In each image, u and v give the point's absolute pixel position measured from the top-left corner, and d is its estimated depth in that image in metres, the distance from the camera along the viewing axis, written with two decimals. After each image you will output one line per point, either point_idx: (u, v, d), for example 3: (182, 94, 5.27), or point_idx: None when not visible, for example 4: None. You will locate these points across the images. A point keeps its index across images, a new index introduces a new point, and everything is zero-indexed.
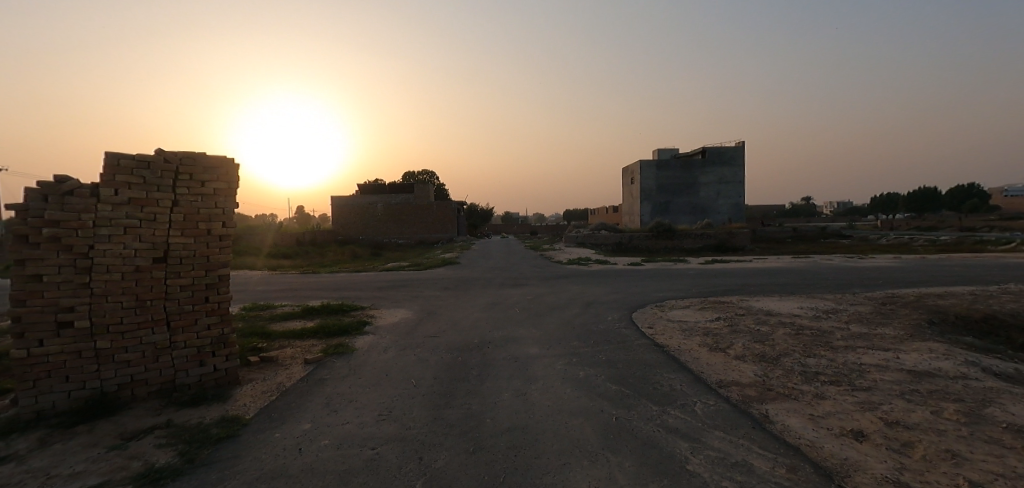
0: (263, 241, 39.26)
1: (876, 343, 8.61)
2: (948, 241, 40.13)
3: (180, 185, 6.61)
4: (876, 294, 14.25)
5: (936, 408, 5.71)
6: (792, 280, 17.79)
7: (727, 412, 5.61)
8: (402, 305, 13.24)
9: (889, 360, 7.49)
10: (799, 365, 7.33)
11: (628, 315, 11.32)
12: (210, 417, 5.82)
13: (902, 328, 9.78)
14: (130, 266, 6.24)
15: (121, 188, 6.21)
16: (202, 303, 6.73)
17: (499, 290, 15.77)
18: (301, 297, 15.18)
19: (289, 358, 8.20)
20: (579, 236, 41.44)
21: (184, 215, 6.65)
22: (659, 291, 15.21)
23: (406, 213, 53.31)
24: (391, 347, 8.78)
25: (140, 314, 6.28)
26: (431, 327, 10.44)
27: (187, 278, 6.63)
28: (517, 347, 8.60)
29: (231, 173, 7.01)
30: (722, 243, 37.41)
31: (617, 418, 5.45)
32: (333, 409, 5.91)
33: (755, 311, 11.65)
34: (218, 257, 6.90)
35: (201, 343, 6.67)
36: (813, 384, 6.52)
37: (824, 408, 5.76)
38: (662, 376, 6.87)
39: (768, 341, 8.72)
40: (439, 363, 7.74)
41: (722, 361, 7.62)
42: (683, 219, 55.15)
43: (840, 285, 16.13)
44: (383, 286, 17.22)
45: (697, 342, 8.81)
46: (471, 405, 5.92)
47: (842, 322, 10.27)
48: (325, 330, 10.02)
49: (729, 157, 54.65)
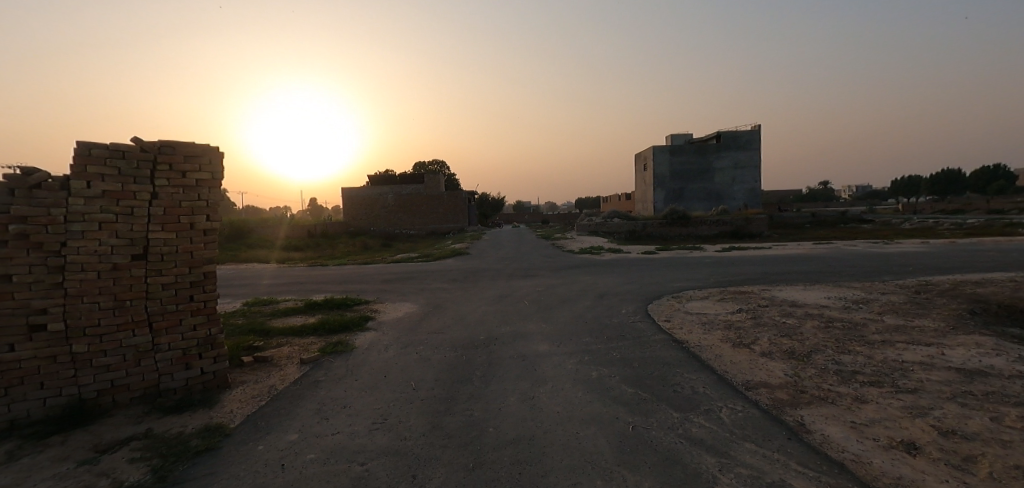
0: (275, 234, 39.26)
1: (916, 337, 7.92)
2: (976, 224, 38.67)
3: (159, 176, 6.16)
4: (907, 281, 13.44)
5: (996, 414, 5.07)
6: (816, 267, 16.96)
7: (757, 420, 5.03)
8: (408, 299, 12.78)
9: (934, 357, 6.83)
10: (833, 363, 6.70)
11: (644, 308, 10.74)
12: (192, 426, 5.39)
13: (941, 319, 9.05)
14: (107, 264, 5.82)
15: (94, 180, 5.76)
16: (186, 302, 6.30)
17: (509, 282, 15.25)
18: (306, 291, 14.81)
19: (285, 358, 7.77)
20: (591, 225, 40.77)
21: (164, 208, 6.19)
22: (675, 281, 14.61)
23: (417, 204, 52.96)
24: (393, 345, 8.31)
25: (119, 315, 5.86)
26: (436, 322, 9.96)
27: (170, 276, 6.20)
28: (526, 344, 8.08)
29: (215, 162, 6.53)
30: (739, 230, 36.47)
31: (634, 428, 4.90)
32: (324, 416, 5.45)
33: (779, 302, 10.98)
34: (202, 253, 6.44)
35: (187, 344, 6.26)
36: (851, 386, 5.90)
37: (866, 414, 5.15)
38: (683, 377, 6.31)
39: (796, 336, 8.09)
40: (443, 362, 7.26)
41: (748, 359, 7.03)
42: (697, 205, 54.07)
43: (866, 273, 15.31)
44: (390, 279, 16.79)
45: (718, 337, 8.20)
46: (473, 412, 5.41)
47: (875, 314, 9.57)
48: (327, 326, 9.59)
49: (745, 141, 53.23)
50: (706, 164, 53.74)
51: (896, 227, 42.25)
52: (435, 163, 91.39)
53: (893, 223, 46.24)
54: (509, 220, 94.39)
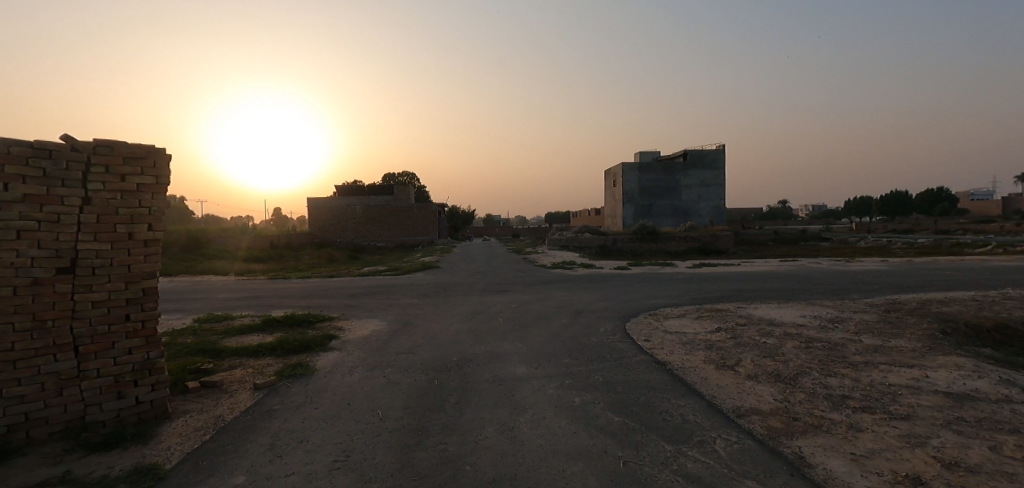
0: (235, 245, 37.66)
1: (896, 357, 7.81)
2: (926, 243, 40.35)
3: (93, 179, 5.46)
4: (876, 300, 13.57)
5: (993, 443, 4.87)
6: (787, 285, 17.08)
7: (756, 453, 4.68)
8: (375, 316, 12.10)
9: (919, 380, 6.67)
10: (822, 387, 6.47)
11: (622, 326, 10.40)
12: (120, 467, 4.67)
13: (917, 339, 9.03)
14: (25, 278, 5.10)
15: (12, 182, 5.04)
16: (121, 322, 5.58)
17: (482, 297, 14.77)
18: (265, 307, 13.92)
19: (236, 383, 7.04)
20: (563, 239, 40.69)
21: (98, 216, 5.48)
22: (651, 298, 14.40)
23: (385, 215, 51.86)
24: (358, 367, 7.67)
25: (37, 338, 5.12)
26: (405, 341, 9.36)
27: (102, 293, 5.47)
28: (502, 366, 7.59)
29: (160, 165, 5.87)
30: (706, 246, 37.02)
31: (625, 463, 4.48)
32: (277, 453, 4.82)
33: (756, 320, 10.84)
34: (142, 267, 5.72)
35: (120, 370, 5.54)
36: (843, 412, 5.64)
37: (864, 444, 4.87)
38: (670, 403, 5.95)
39: (779, 357, 7.88)
40: (413, 387, 6.69)
41: (734, 382, 6.74)
42: (665, 221, 54.83)
43: (835, 291, 15.48)
44: (357, 293, 16.06)
45: (701, 358, 7.91)
46: (447, 446, 4.88)
47: (852, 333, 9.50)
48: (285, 346, 8.85)
49: (710, 160, 54.55)
50: (674, 181, 54.76)
51: (853, 245, 43.72)
52: (406, 175, 90.51)
53: (852, 241, 47.81)
54: (480, 233, 93.77)
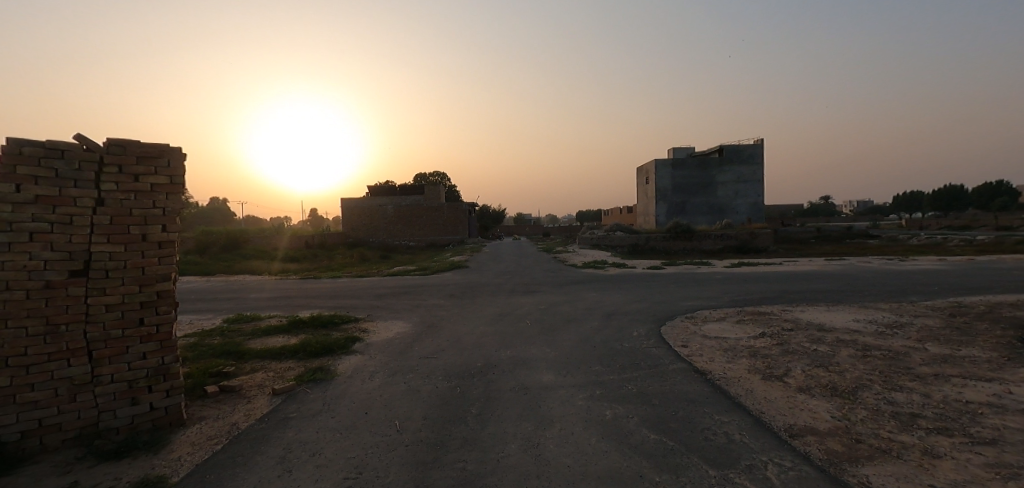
0: (271, 245, 38.48)
1: (971, 370, 6.97)
2: (985, 241, 37.73)
3: (106, 179, 5.32)
4: (937, 302, 12.48)
5: None
6: (836, 285, 16.03)
7: (815, 482, 4.10)
8: (401, 317, 11.87)
9: (1001, 397, 5.89)
10: (886, 403, 5.78)
11: (657, 330, 9.81)
12: (127, 478, 4.47)
13: (992, 348, 8.11)
14: (37, 281, 4.98)
15: (25, 184, 4.93)
16: (135, 327, 5.41)
17: (510, 298, 14.39)
18: (293, 307, 13.89)
19: (255, 387, 6.85)
20: (594, 238, 39.94)
21: (111, 217, 5.34)
22: (687, 299, 13.70)
23: (416, 215, 52.18)
24: (378, 373, 7.38)
25: (51, 343, 4.99)
26: (429, 344, 9.04)
27: (116, 296, 5.31)
28: (528, 374, 7.15)
29: (174, 164, 5.69)
30: (744, 244, 35.67)
31: None
32: (288, 467, 4.54)
33: (804, 325, 10.05)
34: (156, 270, 5.53)
35: (134, 376, 5.37)
36: (914, 434, 4.97)
37: (944, 474, 4.22)
38: (713, 419, 5.39)
39: (833, 367, 7.16)
40: (434, 395, 6.34)
41: (784, 396, 6.11)
42: (701, 219, 53.22)
43: (890, 292, 14.36)
44: (385, 294, 15.94)
45: (745, 367, 7.28)
46: (466, 464, 4.49)
47: (915, 340, 8.65)
48: (308, 348, 8.66)
49: (748, 155, 52.67)
50: (709, 178, 53.09)
51: (905, 242, 41.33)
52: (437, 175, 91.11)
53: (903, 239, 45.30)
54: (511, 232, 93.68)
